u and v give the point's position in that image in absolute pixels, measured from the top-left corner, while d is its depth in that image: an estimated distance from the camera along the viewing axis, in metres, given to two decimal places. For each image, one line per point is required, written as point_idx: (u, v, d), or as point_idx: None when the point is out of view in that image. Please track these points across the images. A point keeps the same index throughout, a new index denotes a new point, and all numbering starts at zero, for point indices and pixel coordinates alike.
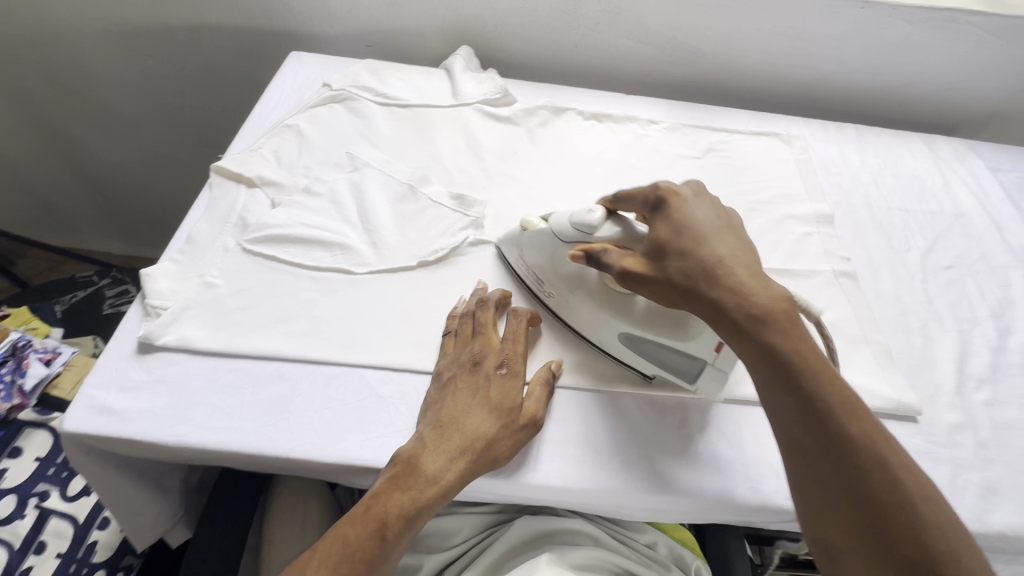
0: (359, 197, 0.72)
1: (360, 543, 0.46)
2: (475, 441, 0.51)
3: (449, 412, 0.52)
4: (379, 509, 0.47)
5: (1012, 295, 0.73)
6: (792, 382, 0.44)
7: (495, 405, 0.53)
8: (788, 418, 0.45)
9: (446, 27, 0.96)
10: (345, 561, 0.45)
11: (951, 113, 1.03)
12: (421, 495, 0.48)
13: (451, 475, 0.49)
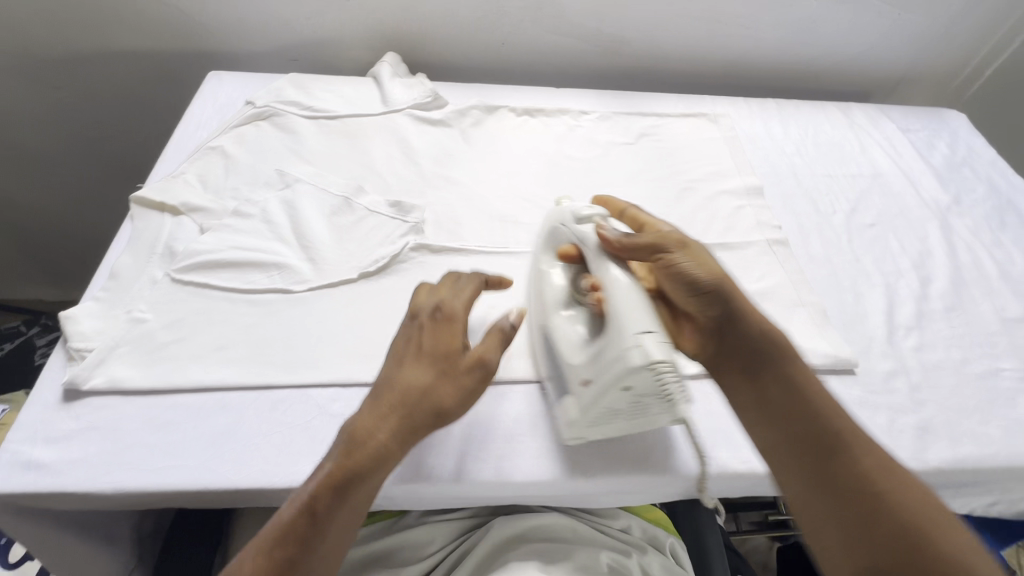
0: (293, 215, 0.70)
1: (293, 520, 0.42)
2: (415, 395, 0.48)
3: (388, 372, 0.50)
4: (313, 481, 0.44)
5: (930, 246, 0.77)
6: (782, 392, 0.49)
7: (437, 355, 0.49)
8: (778, 426, 0.48)
9: (369, 34, 0.95)
10: (274, 542, 0.41)
11: (862, 81, 1.09)
12: (357, 460, 0.45)
13: (389, 434, 0.46)
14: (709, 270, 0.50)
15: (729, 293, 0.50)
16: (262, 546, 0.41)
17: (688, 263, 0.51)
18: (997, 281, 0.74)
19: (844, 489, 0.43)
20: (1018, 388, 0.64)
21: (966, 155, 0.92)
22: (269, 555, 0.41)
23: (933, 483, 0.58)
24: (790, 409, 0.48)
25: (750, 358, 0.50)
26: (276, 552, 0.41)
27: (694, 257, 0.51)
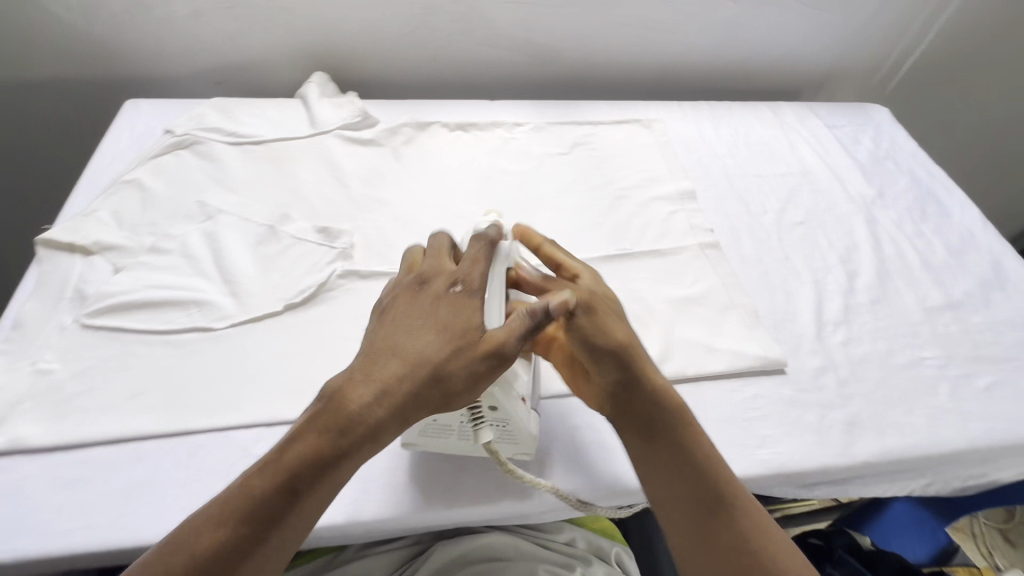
0: (215, 248, 0.67)
1: (257, 498, 0.38)
2: (416, 370, 0.41)
3: (390, 337, 0.43)
4: (287, 455, 0.39)
5: (856, 240, 0.80)
6: (665, 448, 0.47)
7: (449, 326, 0.43)
8: (662, 482, 0.46)
9: (295, 54, 0.92)
10: (231, 518, 0.37)
11: (791, 79, 1.12)
12: (338, 437, 0.39)
13: (381, 415, 0.40)
14: (615, 338, 0.49)
15: (631, 361, 0.49)
16: (217, 520, 0.37)
17: (596, 329, 0.49)
18: (919, 271, 0.77)
19: (729, 556, 0.43)
20: (940, 375, 0.66)
21: (889, 149, 0.95)
22: (223, 533, 0.36)
23: (862, 475, 0.60)
24: (680, 475, 0.46)
25: (651, 420, 0.48)
26: (233, 530, 0.37)
27: (600, 322, 0.49)
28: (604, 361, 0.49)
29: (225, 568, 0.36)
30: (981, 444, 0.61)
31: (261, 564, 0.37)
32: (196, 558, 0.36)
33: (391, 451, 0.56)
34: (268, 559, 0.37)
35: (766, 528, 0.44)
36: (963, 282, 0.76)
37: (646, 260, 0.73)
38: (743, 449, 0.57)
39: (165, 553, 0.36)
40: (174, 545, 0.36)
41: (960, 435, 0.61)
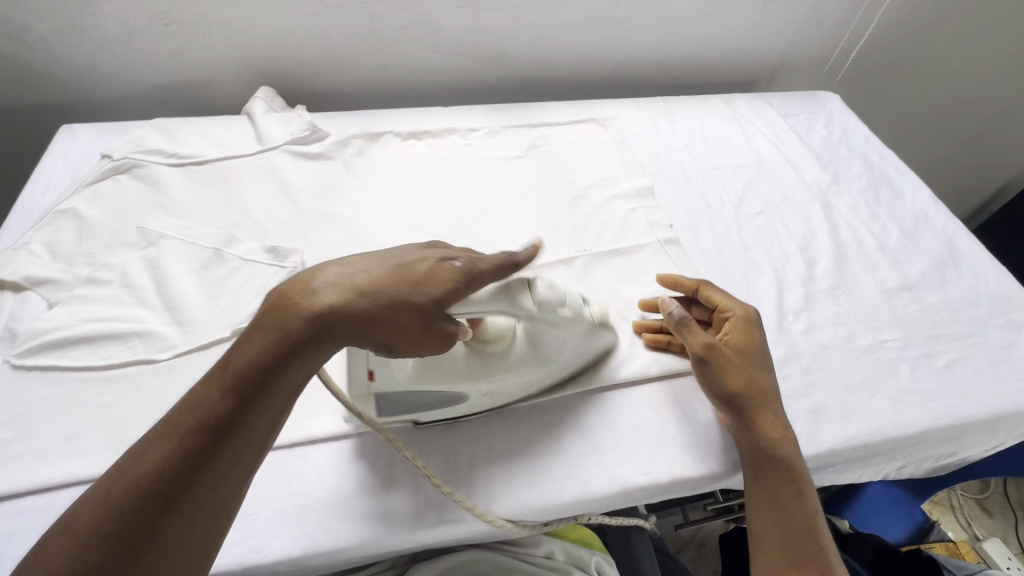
0: (156, 275, 0.64)
1: (203, 418, 0.37)
2: (362, 295, 0.38)
3: (347, 258, 0.40)
4: (233, 374, 0.37)
5: (814, 227, 0.80)
6: (777, 483, 0.52)
7: (409, 264, 0.41)
8: (766, 512, 0.52)
9: (239, 69, 0.90)
10: (178, 437, 0.36)
11: (743, 70, 1.13)
12: (280, 354, 0.37)
13: (319, 330, 0.37)
14: (744, 382, 0.55)
15: (750, 407, 0.54)
16: (164, 442, 0.36)
17: (716, 373, 0.55)
18: (876, 254, 0.78)
19: None
20: (900, 356, 0.66)
21: (842, 135, 0.97)
22: (168, 457, 0.36)
23: (829, 462, 0.60)
24: (773, 511, 0.52)
25: (772, 458, 0.53)
26: (176, 456, 0.36)
27: (735, 365, 0.56)
28: (746, 396, 0.54)
29: (150, 478, 0.35)
30: (944, 424, 0.61)
31: (203, 490, 0.36)
32: (142, 481, 0.35)
33: (348, 475, 0.53)
34: (209, 483, 0.36)
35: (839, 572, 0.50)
36: (918, 263, 0.77)
37: (606, 261, 0.72)
38: (709, 446, 0.57)
39: (112, 478, 0.36)
40: (122, 471, 0.36)
41: (924, 416, 0.61)
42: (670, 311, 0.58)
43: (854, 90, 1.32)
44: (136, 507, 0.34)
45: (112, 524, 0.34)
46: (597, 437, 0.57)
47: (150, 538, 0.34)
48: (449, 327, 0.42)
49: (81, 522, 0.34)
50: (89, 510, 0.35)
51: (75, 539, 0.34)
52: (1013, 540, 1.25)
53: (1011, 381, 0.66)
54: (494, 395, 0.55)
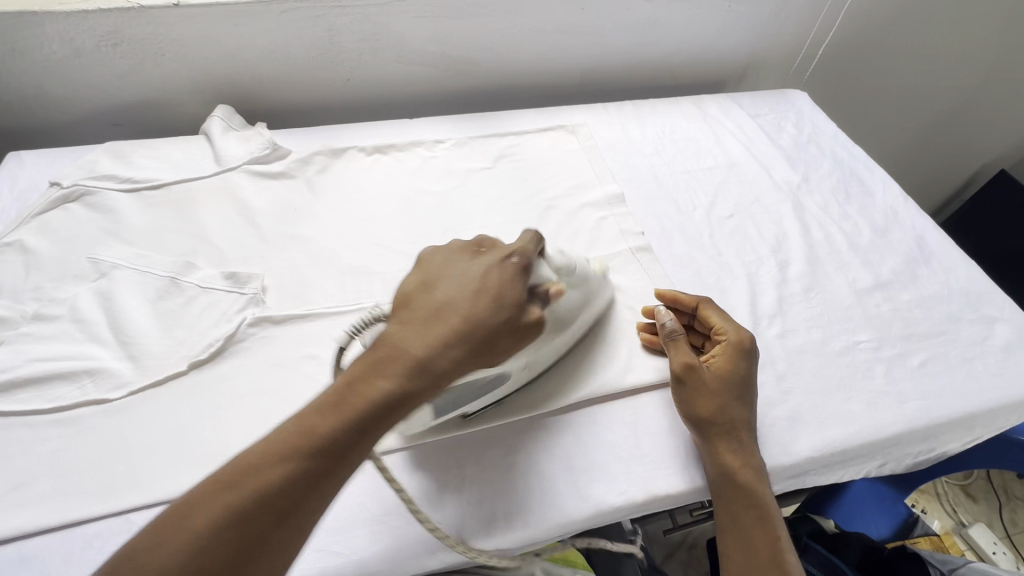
0: (107, 308, 0.61)
1: (323, 441, 0.39)
2: (464, 325, 0.45)
3: (438, 291, 0.47)
4: (349, 397, 0.41)
5: (785, 228, 0.80)
6: (740, 510, 0.52)
7: (493, 290, 0.47)
8: (731, 538, 0.52)
9: (195, 87, 0.87)
10: (295, 454, 0.39)
11: (712, 71, 1.13)
12: (394, 379, 0.42)
13: (433, 358, 0.43)
14: (712, 410, 0.54)
15: (713, 434, 0.53)
16: (279, 458, 0.38)
17: (689, 395, 0.55)
18: (847, 254, 0.77)
19: None
20: (875, 357, 0.66)
21: (811, 133, 0.97)
22: (284, 471, 0.38)
23: (808, 470, 0.59)
24: (735, 536, 0.52)
25: (734, 484, 0.52)
26: (291, 470, 0.38)
27: (704, 392, 0.55)
28: (711, 423, 0.54)
29: (272, 496, 0.37)
30: (919, 425, 0.61)
31: (316, 503, 0.39)
32: (255, 493, 0.37)
33: None
34: (321, 500, 0.39)
35: None
36: (889, 261, 0.77)
37: None
38: (685, 459, 0.56)
39: (219, 488, 0.37)
40: (230, 481, 0.38)
41: (899, 417, 0.61)
42: (664, 322, 0.60)
43: (823, 87, 1.33)
44: (248, 517, 0.36)
45: (228, 532, 0.36)
46: (568, 454, 0.55)
47: (260, 548, 0.37)
48: (531, 316, 0.49)
49: (187, 528, 0.36)
50: (194, 516, 0.36)
51: (175, 544, 0.35)
52: (998, 525, 1.26)
53: (984, 377, 0.66)
54: (533, 366, 0.56)
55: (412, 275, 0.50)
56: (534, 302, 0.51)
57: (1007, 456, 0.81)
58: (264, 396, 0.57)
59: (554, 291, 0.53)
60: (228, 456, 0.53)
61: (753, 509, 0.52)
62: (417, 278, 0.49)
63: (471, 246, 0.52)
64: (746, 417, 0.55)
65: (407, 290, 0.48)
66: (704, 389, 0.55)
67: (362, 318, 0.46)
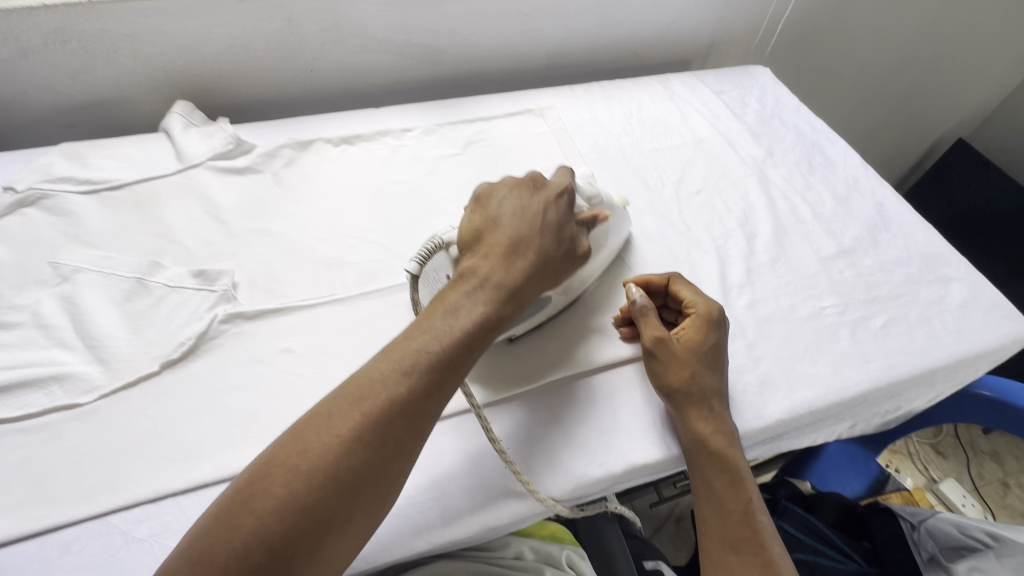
0: (72, 312, 0.59)
1: (442, 354, 0.43)
2: (536, 253, 0.51)
3: (508, 226, 0.52)
4: (456, 318, 0.45)
5: (752, 202, 0.81)
6: (714, 472, 0.54)
7: (555, 222, 0.53)
8: (708, 498, 0.54)
9: (150, 84, 0.84)
10: (419, 369, 0.42)
11: (675, 50, 1.14)
12: (492, 302, 0.47)
13: (518, 282, 0.49)
14: (678, 379, 0.56)
15: (684, 401, 0.55)
16: (402, 375, 0.42)
17: (660, 367, 0.57)
18: (812, 223, 0.80)
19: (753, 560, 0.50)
20: (841, 321, 0.68)
21: (774, 109, 0.99)
22: (411, 384, 0.41)
23: (779, 432, 0.61)
24: (709, 497, 0.54)
25: (707, 446, 0.54)
26: (417, 383, 0.41)
27: (671, 363, 0.57)
28: (682, 389, 0.55)
29: (405, 401, 0.41)
30: (882, 383, 0.63)
31: (434, 412, 0.43)
32: (386, 403, 0.40)
33: None
34: (438, 409, 0.43)
35: (778, 546, 0.51)
36: (851, 228, 0.80)
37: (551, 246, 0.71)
38: (660, 428, 0.57)
39: (350, 403, 0.40)
40: (359, 395, 0.40)
41: (864, 376, 0.63)
42: (634, 300, 0.59)
43: (785, 61, 1.35)
44: (382, 425, 0.39)
45: (365, 436, 0.39)
46: (548, 428, 0.56)
47: (394, 451, 0.40)
48: (582, 247, 0.56)
49: (329, 438, 0.38)
50: (331, 426, 0.39)
51: (319, 452, 0.37)
52: (967, 479, 1.32)
53: (942, 335, 0.69)
54: (569, 292, 0.62)
55: (475, 217, 0.54)
56: (580, 233, 0.57)
57: (969, 409, 0.85)
58: (240, 392, 0.57)
59: (598, 216, 0.60)
60: (207, 454, 0.53)
61: (726, 469, 0.54)
62: (483, 215, 0.53)
63: (527, 181, 0.56)
64: (716, 381, 0.57)
65: (475, 227, 0.53)
66: (676, 361, 0.57)
67: (429, 244, 0.52)
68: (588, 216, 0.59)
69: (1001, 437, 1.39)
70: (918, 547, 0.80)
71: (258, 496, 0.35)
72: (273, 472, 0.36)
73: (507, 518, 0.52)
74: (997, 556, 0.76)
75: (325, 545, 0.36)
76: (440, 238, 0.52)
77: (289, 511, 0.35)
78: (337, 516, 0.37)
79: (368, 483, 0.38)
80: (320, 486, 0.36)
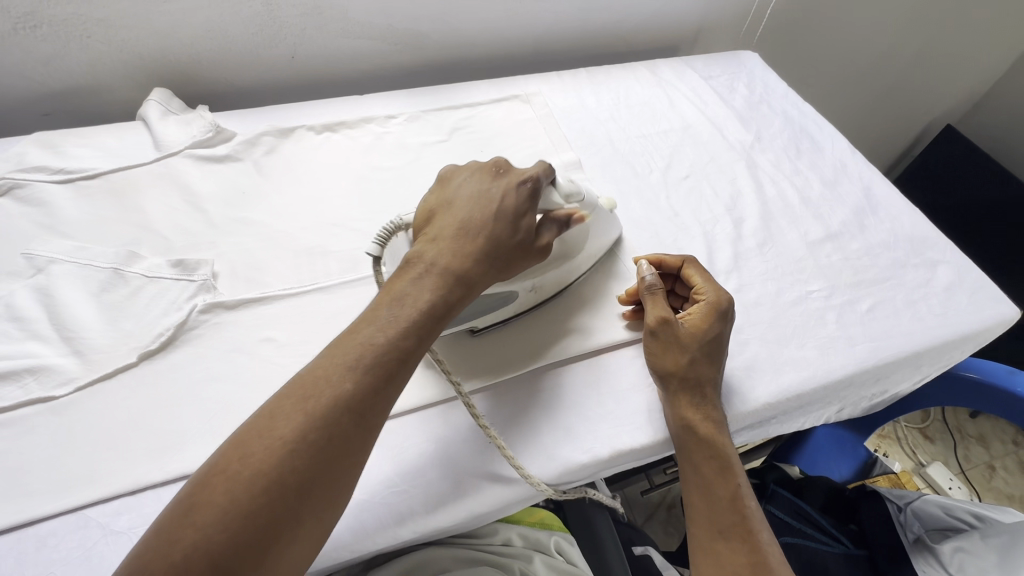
0: (45, 303, 0.58)
1: (386, 347, 0.43)
2: (486, 241, 0.50)
3: (457, 212, 0.51)
4: (401, 308, 0.45)
5: (740, 186, 0.81)
6: (703, 457, 0.53)
7: (506, 207, 0.52)
8: (697, 485, 0.54)
9: (126, 71, 0.82)
10: (363, 362, 0.41)
11: (663, 36, 1.13)
12: (438, 290, 0.47)
13: (467, 268, 0.48)
14: (677, 363, 0.55)
15: (675, 386, 0.55)
16: (347, 368, 0.41)
17: (661, 348, 0.57)
18: (800, 208, 0.79)
19: (741, 545, 0.50)
20: (827, 305, 0.68)
21: (763, 94, 0.98)
22: (354, 378, 0.41)
23: (765, 416, 0.61)
24: (697, 483, 0.54)
25: (695, 431, 0.54)
26: (361, 376, 0.41)
27: (671, 346, 0.56)
28: (674, 374, 0.55)
29: (347, 397, 0.40)
30: (868, 365, 0.64)
31: (384, 404, 0.42)
32: (330, 398, 0.39)
33: None
34: (387, 403, 0.42)
35: (765, 531, 0.51)
36: (839, 212, 0.80)
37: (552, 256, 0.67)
38: (648, 414, 0.57)
39: (294, 401, 0.39)
40: (303, 394, 0.40)
41: (850, 360, 0.63)
42: (645, 278, 0.60)
43: (774, 47, 1.34)
44: (326, 422, 0.39)
45: (308, 434, 0.38)
46: (534, 414, 0.56)
47: (342, 448, 0.39)
48: (539, 241, 0.54)
49: (272, 440, 0.37)
50: (274, 428, 0.38)
51: (261, 454, 0.37)
52: (954, 462, 1.33)
53: (928, 317, 0.69)
54: (540, 290, 0.60)
55: (429, 200, 0.54)
56: (545, 227, 0.55)
57: (955, 392, 0.86)
58: (220, 382, 0.56)
59: (574, 215, 0.58)
60: (187, 444, 0.52)
61: (714, 455, 0.53)
62: (435, 201, 0.54)
63: (490, 167, 0.55)
64: (710, 368, 0.56)
65: (427, 213, 0.53)
66: (679, 344, 0.56)
67: (388, 225, 0.52)
68: (563, 215, 0.57)
69: (987, 420, 1.40)
70: (904, 528, 0.80)
71: (200, 505, 0.35)
72: (217, 479, 0.36)
73: (493, 505, 0.52)
74: (981, 536, 0.77)
75: (274, 553, 0.35)
76: (401, 218, 0.52)
77: (230, 520, 0.34)
78: (286, 519, 0.36)
79: (318, 484, 0.38)
80: (264, 491, 0.36)
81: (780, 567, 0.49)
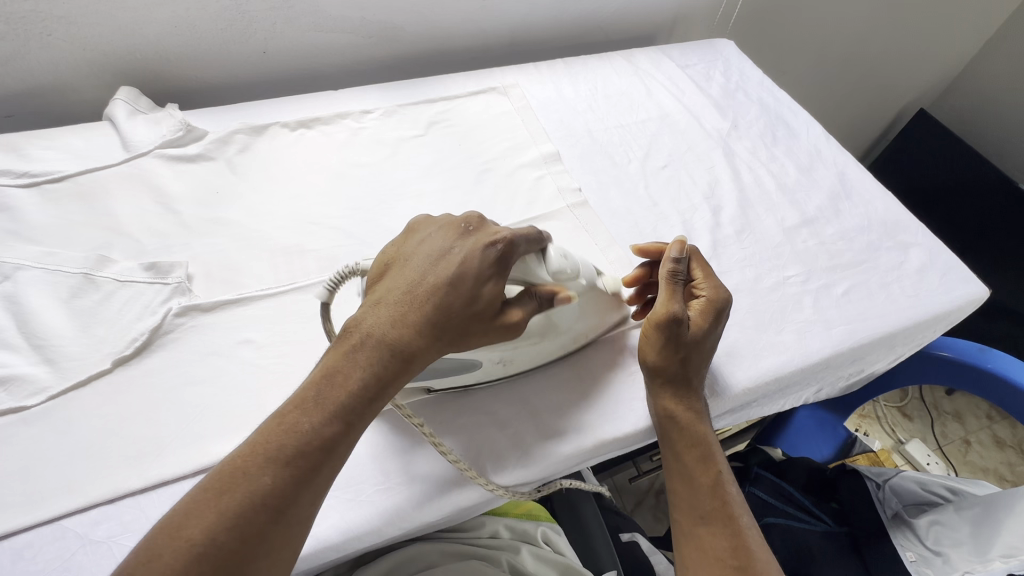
0: (11, 311, 0.56)
1: (311, 436, 0.40)
2: (432, 312, 0.46)
3: (406, 276, 0.47)
4: (331, 391, 0.42)
5: (717, 174, 0.82)
6: (686, 446, 0.54)
7: (460, 270, 0.47)
8: (679, 474, 0.54)
9: (91, 70, 0.80)
10: (284, 453, 0.39)
11: (639, 25, 1.13)
12: (370, 368, 0.44)
13: (408, 342, 0.45)
14: (666, 358, 0.55)
15: (659, 378, 0.55)
16: (267, 459, 0.39)
17: (661, 344, 0.54)
18: (776, 195, 0.80)
19: (723, 530, 0.51)
20: (804, 290, 0.69)
21: (738, 82, 0.99)
22: (274, 473, 0.38)
23: (745, 401, 0.62)
24: (680, 471, 0.54)
25: (677, 420, 0.54)
26: (282, 470, 0.39)
27: (665, 345, 0.54)
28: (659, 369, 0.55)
29: (263, 499, 0.37)
30: (843, 348, 0.65)
31: (310, 497, 0.40)
32: (245, 496, 0.37)
33: None
34: (313, 494, 0.40)
35: (743, 513, 0.52)
36: (814, 198, 0.81)
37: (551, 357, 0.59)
38: (630, 402, 0.58)
39: (210, 495, 0.37)
40: (217, 488, 0.37)
41: (826, 342, 0.65)
42: (669, 269, 0.57)
43: (748, 35, 1.36)
44: (240, 521, 0.36)
45: (219, 535, 0.36)
46: (518, 410, 0.56)
47: (257, 549, 0.37)
48: (504, 314, 0.48)
49: (179, 542, 0.35)
50: (184, 527, 0.36)
51: (168, 557, 0.34)
52: (932, 439, 1.37)
53: (901, 298, 0.70)
54: (509, 361, 0.55)
55: (382, 258, 0.50)
56: (520, 302, 0.49)
57: (929, 371, 0.88)
58: (200, 386, 0.55)
59: (558, 295, 0.51)
60: (165, 451, 0.51)
61: (696, 443, 0.54)
62: (388, 259, 0.49)
63: (453, 222, 0.51)
64: (697, 363, 0.56)
65: (378, 276, 0.49)
66: (679, 344, 0.54)
67: (340, 270, 0.48)
68: (546, 293, 0.50)
69: (962, 397, 1.44)
70: (884, 505, 0.83)
71: None
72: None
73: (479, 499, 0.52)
74: (955, 509, 0.79)
75: None
76: (356, 264, 0.49)
77: None
78: None
79: None
80: None
81: (760, 550, 0.50)
